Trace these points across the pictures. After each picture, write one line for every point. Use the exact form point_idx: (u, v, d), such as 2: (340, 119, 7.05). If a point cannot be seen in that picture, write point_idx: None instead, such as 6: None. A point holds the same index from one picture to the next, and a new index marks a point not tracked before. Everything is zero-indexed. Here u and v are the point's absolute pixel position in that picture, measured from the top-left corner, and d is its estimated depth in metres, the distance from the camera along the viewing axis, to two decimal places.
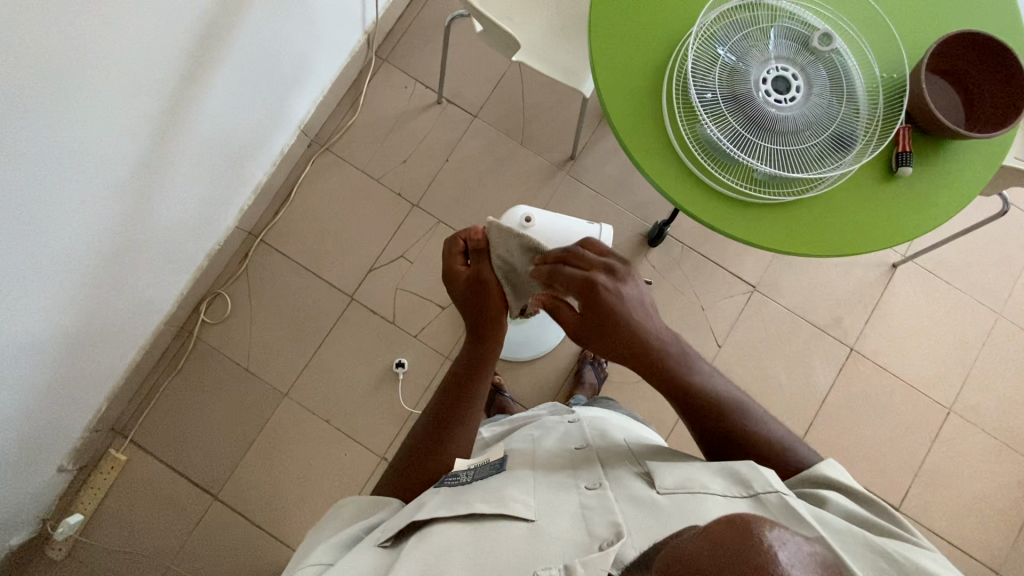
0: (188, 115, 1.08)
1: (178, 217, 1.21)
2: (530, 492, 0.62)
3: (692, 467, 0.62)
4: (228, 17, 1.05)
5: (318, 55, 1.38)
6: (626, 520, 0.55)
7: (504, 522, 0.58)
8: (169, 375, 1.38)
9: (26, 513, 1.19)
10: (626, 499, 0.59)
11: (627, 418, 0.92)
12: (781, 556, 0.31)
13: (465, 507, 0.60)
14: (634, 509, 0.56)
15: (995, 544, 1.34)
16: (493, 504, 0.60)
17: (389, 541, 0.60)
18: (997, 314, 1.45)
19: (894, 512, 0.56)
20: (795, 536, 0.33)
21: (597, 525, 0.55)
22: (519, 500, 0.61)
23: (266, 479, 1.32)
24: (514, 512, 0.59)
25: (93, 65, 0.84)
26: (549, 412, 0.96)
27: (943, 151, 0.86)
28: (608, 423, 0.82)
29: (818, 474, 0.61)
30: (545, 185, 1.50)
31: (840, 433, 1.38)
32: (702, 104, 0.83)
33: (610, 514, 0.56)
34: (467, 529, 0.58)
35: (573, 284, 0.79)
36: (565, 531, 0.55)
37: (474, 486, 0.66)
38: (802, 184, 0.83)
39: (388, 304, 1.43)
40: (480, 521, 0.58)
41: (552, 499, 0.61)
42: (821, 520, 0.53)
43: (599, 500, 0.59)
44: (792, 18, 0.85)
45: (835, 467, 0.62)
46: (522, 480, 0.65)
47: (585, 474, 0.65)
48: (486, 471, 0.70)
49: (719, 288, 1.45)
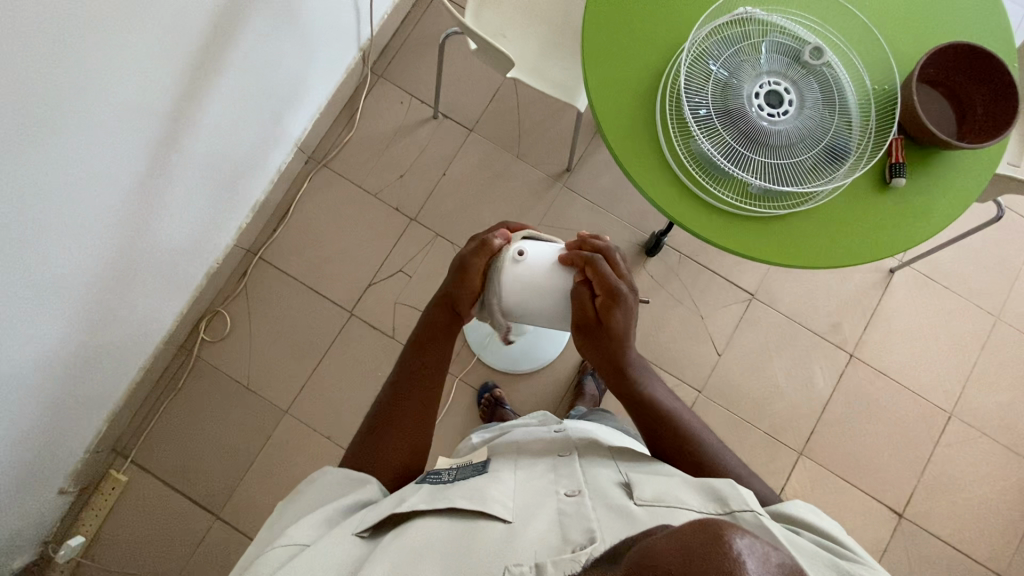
0: (185, 139, 1.09)
1: (177, 238, 1.22)
2: (510, 495, 0.64)
3: (671, 481, 0.64)
4: (227, 41, 1.07)
5: (314, 74, 1.39)
6: (601, 526, 0.55)
7: (482, 521, 0.59)
8: (169, 395, 1.38)
9: (27, 537, 1.19)
10: (604, 506, 0.59)
11: (621, 432, 0.92)
12: (749, 564, 0.31)
13: (446, 503, 0.61)
14: (610, 516, 0.57)
15: (1000, 547, 1.34)
16: (473, 502, 0.61)
17: (367, 531, 0.61)
18: (995, 318, 1.45)
19: (855, 546, 0.59)
20: (764, 545, 0.33)
21: (573, 530, 0.55)
22: (499, 501, 0.62)
23: (268, 496, 1.32)
24: (492, 511, 0.60)
25: (90, 93, 0.85)
26: (538, 420, 0.94)
27: (936, 163, 0.86)
28: (596, 432, 0.81)
29: (783, 511, 0.64)
30: (542, 197, 1.50)
31: (841, 438, 1.38)
32: (696, 120, 0.83)
33: (586, 519, 0.57)
34: (447, 525, 0.59)
35: (605, 286, 0.77)
36: (541, 532, 0.56)
37: (456, 485, 0.66)
38: (795, 198, 0.83)
39: (387, 319, 1.43)
40: (460, 518, 0.60)
41: (530, 503, 0.62)
42: (793, 543, 0.56)
43: (576, 507, 0.59)
44: (784, 32, 0.86)
45: (802, 506, 0.65)
46: (504, 483, 0.66)
47: (566, 479, 0.65)
48: (469, 471, 0.71)
49: (717, 297, 1.45)
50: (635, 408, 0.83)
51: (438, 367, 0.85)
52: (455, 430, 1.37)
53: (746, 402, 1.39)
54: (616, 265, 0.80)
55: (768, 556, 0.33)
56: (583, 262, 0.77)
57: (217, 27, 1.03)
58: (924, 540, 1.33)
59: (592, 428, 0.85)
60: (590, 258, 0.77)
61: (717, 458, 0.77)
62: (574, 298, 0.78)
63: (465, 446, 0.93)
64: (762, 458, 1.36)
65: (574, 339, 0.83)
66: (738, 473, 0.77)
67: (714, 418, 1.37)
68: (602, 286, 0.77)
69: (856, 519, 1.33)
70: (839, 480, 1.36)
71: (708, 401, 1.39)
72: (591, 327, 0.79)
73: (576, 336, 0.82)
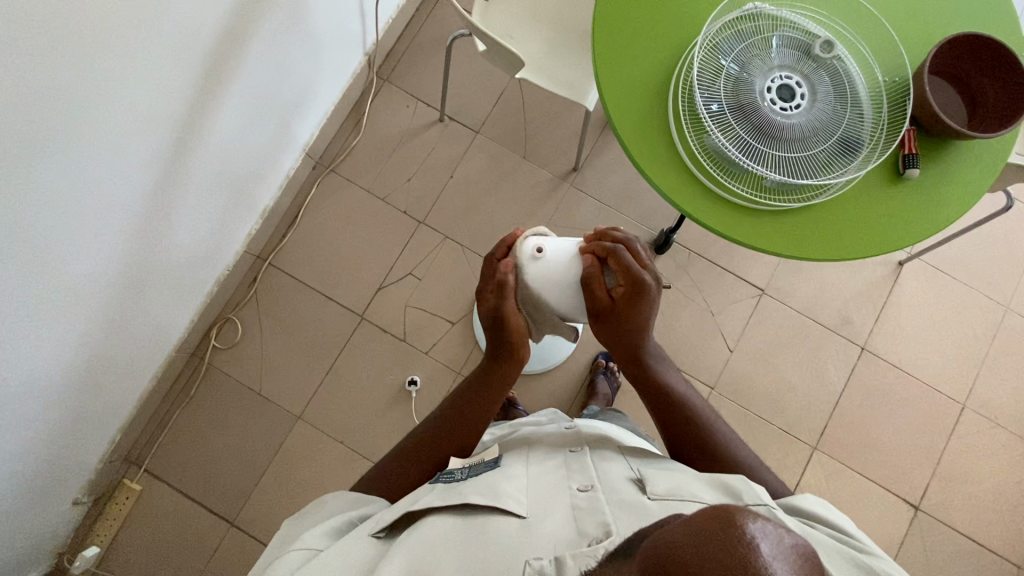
0: (196, 146, 1.10)
1: (189, 246, 1.23)
2: (523, 492, 0.63)
3: (684, 477, 0.65)
4: (234, 49, 1.08)
5: (321, 80, 1.40)
6: (615, 521, 0.55)
7: (496, 517, 0.59)
8: (181, 403, 1.38)
9: (41, 548, 1.19)
10: (616, 501, 0.59)
11: (631, 431, 0.91)
12: (764, 548, 0.31)
13: (459, 500, 0.61)
14: (623, 511, 0.57)
15: (1016, 537, 1.34)
16: (486, 497, 0.61)
17: (383, 531, 0.61)
18: (1005, 308, 1.45)
19: (869, 539, 0.59)
20: (777, 528, 0.33)
21: (587, 524, 0.55)
22: (512, 496, 0.62)
23: (283, 502, 1.32)
24: (506, 507, 0.60)
25: (102, 102, 0.86)
26: (549, 419, 0.92)
27: (950, 153, 0.86)
28: (606, 428, 0.81)
29: (796, 504, 0.64)
30: (550, 197, 1.51)
31: (855, 431, 1.38)
32: (709, 115, 0.84)
33: (600, 514, 0.56)
34: (460, 520, 0.59)
35: (627, 277, 0.77)
36: (556, 528, 0.56)
37: (468, 482, 0.66)
38: (809, 190, 0.83)
39: (399, 322, 1.44)
40: (473, 515, 0.60)
41: (544, 499, 0.61)
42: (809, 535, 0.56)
43: (590, 501, 0.59)
44: (794, 26, 0.86)
45: (816, 500, 0.64)
46: (516, 479, 0.66)
47: (578, 475, 0.65)
48: (480, 468, 0.71)
49: (728, 293, 1.45)
50: (652, 402, 0.85)
51: (485, 406, 0.85)
52: None
53: (758, 397, 1.39)
54: (638, 256, 0.80)
55: (783, 537, 0.33)
56: (604, 253, 0.77)
57: (224, 37, 1.04)
58: (940, 531, 1.33)
59: (602, 424, 0.84)
60: (612, 248, 0.77)
61: (738, 452, 0.77)
62: (588, 291, 0.78)
63: None
64: (776, 453, 1.36)
65: (591, 329, 0.83)
66: (760, 470, 0.76)
67: (727, 414, 1.37)
68: (626, 277, 0.77)
69: (871, 512, 1.33)
70: (854, 474, 1.36)
71: (721, 397, 1.39)
72: (613, 316, 0.79)
73: (595, 327, 0.82)
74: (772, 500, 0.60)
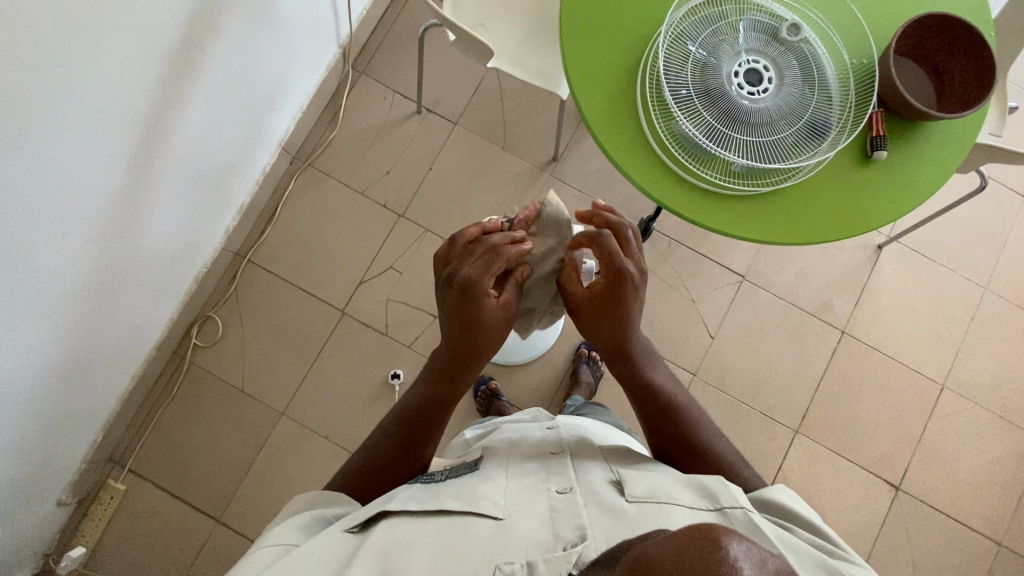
0: (167, 141, 1.09)
1: (164, 243, 1.21)
2: (501, 492, 0.63)
3: (662, 477, 0.65)
4: (203, 41, 1.06)
5: (295, 73, 1.39)
6: (592, 524, 0.56)
7: (471, 518, 0.59)
8: (164, 401, 1.37)
9: (27, 550, 1.18)
10: (594, 503, 0.60)
11: (611, 426, 0.91)
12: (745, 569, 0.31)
13: (434, 503, 0.61)
14: (601, 514, 0.57)
15: (996, 514, 1.36)
16: (462, 501, 0.61)
17: (357, 527, 0.60)
18: (983, 289, 1.47)
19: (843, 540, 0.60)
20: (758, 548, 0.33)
21: (564, 527, 0.56)
22: (489, 498, 0.61)
23: (268, 497, 1.32)
24: (482, 510, 0.59)
25: (66, 103, 0.84)
26: (531, 416, 0.92)
27: (918, 135, 0.87)
28: (588, 427, 0.80)
29: (768, 498, 0.65)
30: (529, 187, 1.51)
31: (836, 414, 1.39)
32: (677, 101, 0.83)
33: (577, 516, 0.57)
34: (435, 522, 0.59)
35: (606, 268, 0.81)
36: (532, 530, 0.56)
37: (445, 485, 0.66)
38: (778, 174, 0.84)
39: (380, 316, 1.43)
40: (448, 516, 0.59)
41: (521, 500, 0.61)
42: (781, 538, 0.56)
43: (568, 503, 0.59)
44: (760, 10, 0.86)
45: (788, 495, 0.66)
46: (494, 480, 0.65)
47: (557, 477, 0.65)
48: (460, 470, 0.71)
49: (708, 279, 1.45)
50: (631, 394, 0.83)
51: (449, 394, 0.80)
52: (453, 424, 1.37)
53: (740, 383, 1.40)
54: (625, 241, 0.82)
55: (765, 561, 0.33)
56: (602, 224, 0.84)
57: (191, 31, 1.02)
58: (921, 513, 1.34)
59: (583, 422, 0.84)
60: (619, 224, 0.83)
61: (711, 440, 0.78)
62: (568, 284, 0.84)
63: (457, 443, 0.90)
64: (759, 438, 1.37)
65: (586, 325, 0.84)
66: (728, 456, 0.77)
67: (710, 401, 1.38)
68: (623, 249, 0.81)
69: (853, 493, 1.35)
70: (836, 456, 1.37)
71: (704, 383, 1.39)
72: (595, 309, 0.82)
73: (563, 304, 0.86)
74: (747, 503, 0.61)
